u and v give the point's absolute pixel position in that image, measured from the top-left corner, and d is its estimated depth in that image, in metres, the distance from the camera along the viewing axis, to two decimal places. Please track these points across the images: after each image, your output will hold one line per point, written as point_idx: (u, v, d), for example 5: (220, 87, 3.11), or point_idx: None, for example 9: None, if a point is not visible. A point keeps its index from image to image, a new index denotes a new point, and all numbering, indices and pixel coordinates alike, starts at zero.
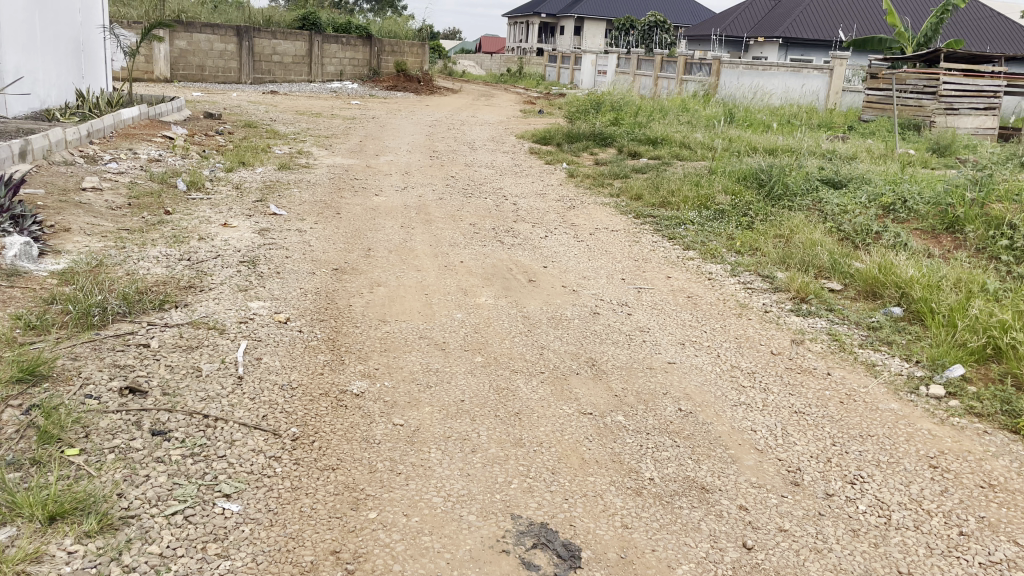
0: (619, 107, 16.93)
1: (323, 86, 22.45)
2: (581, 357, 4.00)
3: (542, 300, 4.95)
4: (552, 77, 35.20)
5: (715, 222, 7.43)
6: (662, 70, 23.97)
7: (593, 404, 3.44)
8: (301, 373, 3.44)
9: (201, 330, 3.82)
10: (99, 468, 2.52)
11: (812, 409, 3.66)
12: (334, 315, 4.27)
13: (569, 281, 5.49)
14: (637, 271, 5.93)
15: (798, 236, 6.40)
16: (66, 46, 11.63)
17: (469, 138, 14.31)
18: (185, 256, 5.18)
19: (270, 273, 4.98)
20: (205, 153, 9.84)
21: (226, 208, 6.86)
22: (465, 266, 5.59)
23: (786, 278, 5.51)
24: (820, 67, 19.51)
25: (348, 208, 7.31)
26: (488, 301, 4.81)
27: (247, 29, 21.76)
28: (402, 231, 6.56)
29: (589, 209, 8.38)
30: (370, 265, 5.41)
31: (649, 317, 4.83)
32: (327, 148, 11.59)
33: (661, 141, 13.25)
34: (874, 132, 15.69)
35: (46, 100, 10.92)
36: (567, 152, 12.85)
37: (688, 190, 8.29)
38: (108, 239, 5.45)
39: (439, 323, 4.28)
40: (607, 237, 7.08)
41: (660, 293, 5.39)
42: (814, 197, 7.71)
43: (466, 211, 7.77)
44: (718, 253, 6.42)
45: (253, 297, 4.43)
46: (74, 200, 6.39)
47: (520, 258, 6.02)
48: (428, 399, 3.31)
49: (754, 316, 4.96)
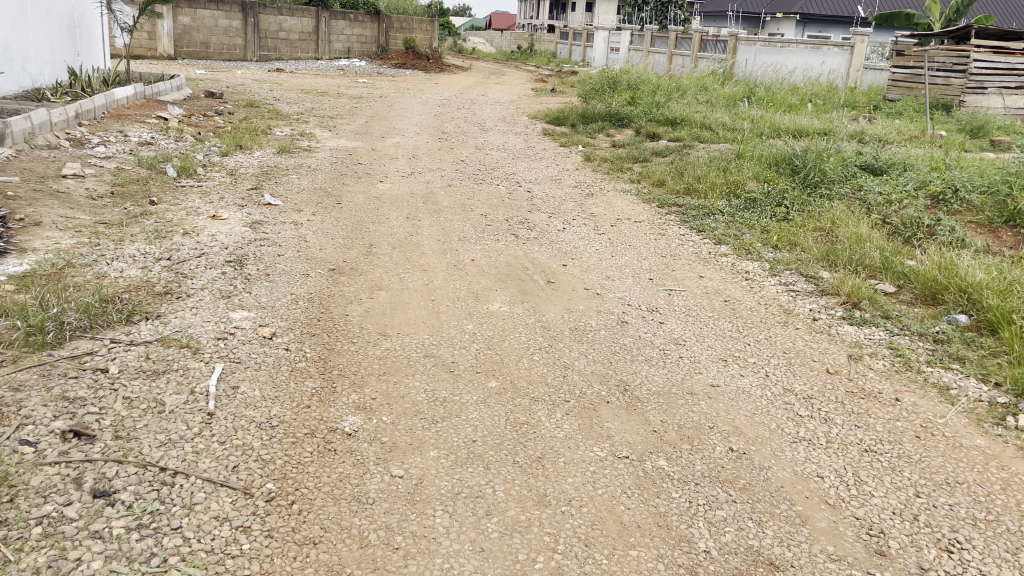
0: (636, 86, 16.25)
1: (329, 64, 21.79)
2: (611, 380, 3.46)
3: (563, 306, 4.41)
4: (563, 54, 34.39)
5: (747, 212, 6.86)
6: (677, 47, 23.24)
7: (629, 445, 2.90)
8: (284, 405, 2.93)
9: (172, 349, 3.30)
10: (19, 549, 2.01)
11: (884, 447, 3.12)
12: (328, 327, 3.74)
13: (591, 282, 4.95)
14: (665, 270, 5.37)
15: (841, 230, 5.82)
16: (60, 22, 11.07)
17: (480, 119, 13.70)
18: (165, 254, 4.65)
19: (259, 275, 4.45)
20: (201, 135, 9.29)
21: (217, 198, 6.32)
22: (476, 265, 5.06)
23: (835, 280, 4.94)
24: (841, 43, 18.67)
25: (350, 197, 6.77)
26: (502, 307, 4.27)
27: (252, 5, 21.11)
28: (407, 223, 6.03)
29: (608, 197, 7.81)
30: (370, 263, 4.88)
31: (683, 327, 4.29)
32: (330, 129, 11.03)
33: (680, 121, 12.61)
34: (903, 111, 14.97)
35: (37, 79, 10.36)
36: (582, 133, 12.25)
37: (714, 177, 7.70)
38: (83, 234, 4.93)
39: (446, 338, 3.75)
40: (630, 229, 6.52)
41: (694, 296, 4.83)
42: (853, 185, 7.12)
43: (477, 199, 7.22)
44: (753, 249, 5.85)
45: (235, 306, 3.90)
46: (51, 189, 5.87)
47: (537, 255, 5.46)
48: (434, 440, 2.78)
49: (801, 325, 4.41)
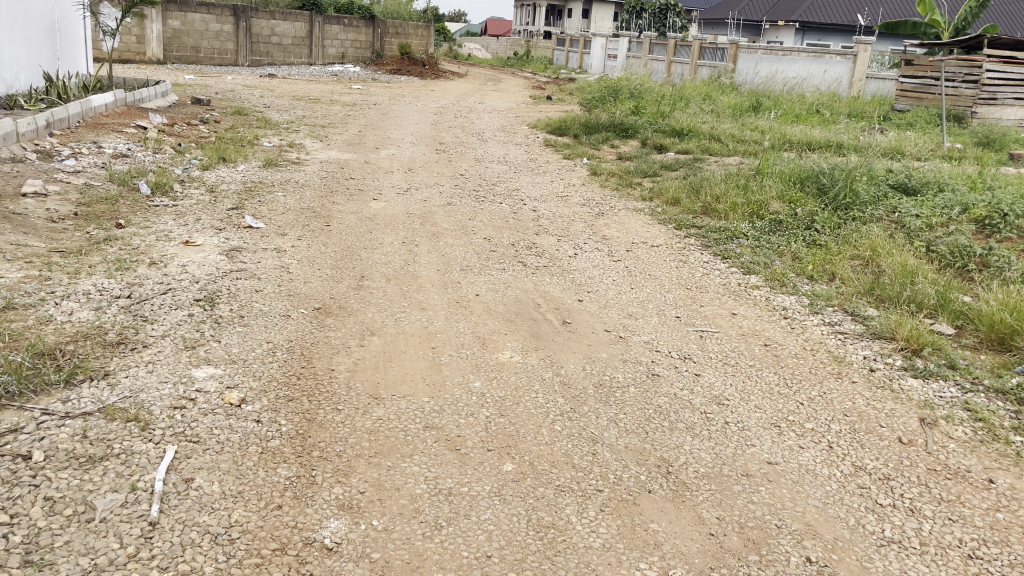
0: (639, 95, 15.71)
1: (323, 69, 21.20)
2: (650, 458, 2.86)
3: (582, 354, 3.83)
4: (559, 61, 33.91)
5: (773, 236, 6.29)
6: (675, 54, 22.84)
7: (683, 558, 2.32)
8: (248, 506, 2.33)
9: (117, 423, 2.69)
10: None
11: (991, 551, 2.53)
12: (308, 388, 3.14)
13: (612, 322, 4.37)
14: (692, 305, 4.78)
15: (885, 261, 5.25)
16: (38, 24, 10.43)
17: (478, 128, 13.14)
18: (125, 291, 4.05)
19: (232, 317, 3.85)
20: (182, 146, 8.68)
21: (193, 219, 5.72)
22: (481, 302, 4.47)
23: (888, 321, 4.36)
24: (843, 51, 18.07)
25: (340, 217, 6.18)
26: (514, 357, 3.68)
27: (245, 9, 20.52)
28: (403, 249, 5.46)
29: (620, 216, 7.25)
30: (361, 301, 4.29)
31: (724, 379, 3.70)
32: (321, 140, 10.43)
33: (687, 132, 12.07)
34: (914, 122, 14.42)
35: (13, 84, 9.69)
36: (586, 144, 11.70)
37: (735, 196, 7.13)
38: (33, 264, 4.31)
39: (450, 402, 3.14)
40: (648, 255, 5.94)
41: (729, 339, 4.25)
42: (887, 208, 6.56)
43: (478, 219, 6.65)
44: (787, 280, 5.28)
45: (201, 360, 3.29)
46: (7, 209, 5.24)
47: (549, 288, 4.88)
48: (439, 557, 2.20)
49: (857, 378, 3.82)
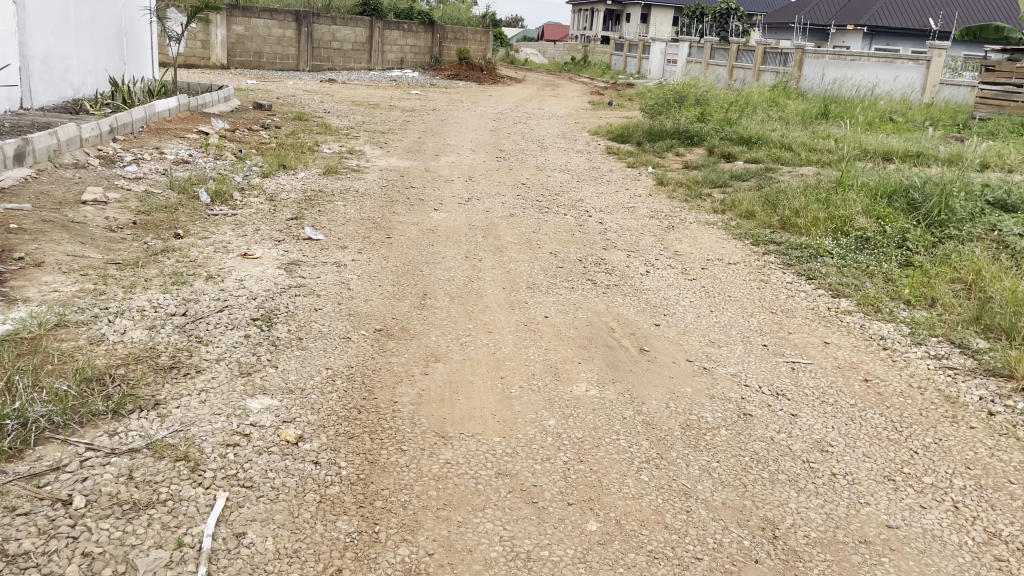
0: (704, 101, 15.22)
1: (382, 75, 21.18)
2: (752, 519, 2.52)
3: (665, 388, 3.49)
4: (617, 65, 33.46)
5: (860, 254, 5.85)
6: (738, 60, 22.26)
7: None
8: (304, 570, 2.07)
9: (166, 463, 2.47)
10: None
11: None
12: (369, 424, 2.88)
13: (693, 350, 4.02)
14: (779, 332, 4.40)
15: (991, 288, 4.78)
16: (105, 30, 10.50)
17: (538, 135, 12.86)
18: (181, 308, 3.86)
19: (290, 339, 3.63)
20: (242, 153, 8.59)
21: (251, 229, 5.56)
22: (551, 325, 4.18)
23: (1003, 357, 3.91)
24: (915, 57, 17.08)
25: (401, 229, 5.97)
26: (590, 391, 3.37)
27: (307, 14, 20.64)
28: (466, 264, 5.20)
29: (692, 229, 6.88)
30: (424, 322, 4.02)
31: (826, 422, 3.33)
32: (381, 146, 10.28)
33: (756, 140, 11.59)
34: (998, 129, 13.60)
35: (80, 89, 9.76)
36: (650, 152, 11.32)
37: (816, 209, 6.69)
38: (89, 277, 4.16)
39: (523, 444, 2.84)
40: (725, 273, 5.57)
41: (825, 372, 3.87)
42: (986, 227, 6.05)
43: (542, 232, 6.36)
44: (881, 304, 4.85)
45: (257, 390, 3.06)
46: (67, 217, 5.14)
47: (623, 310, 4.55)
48: None
49: (976, 424, 3.40)
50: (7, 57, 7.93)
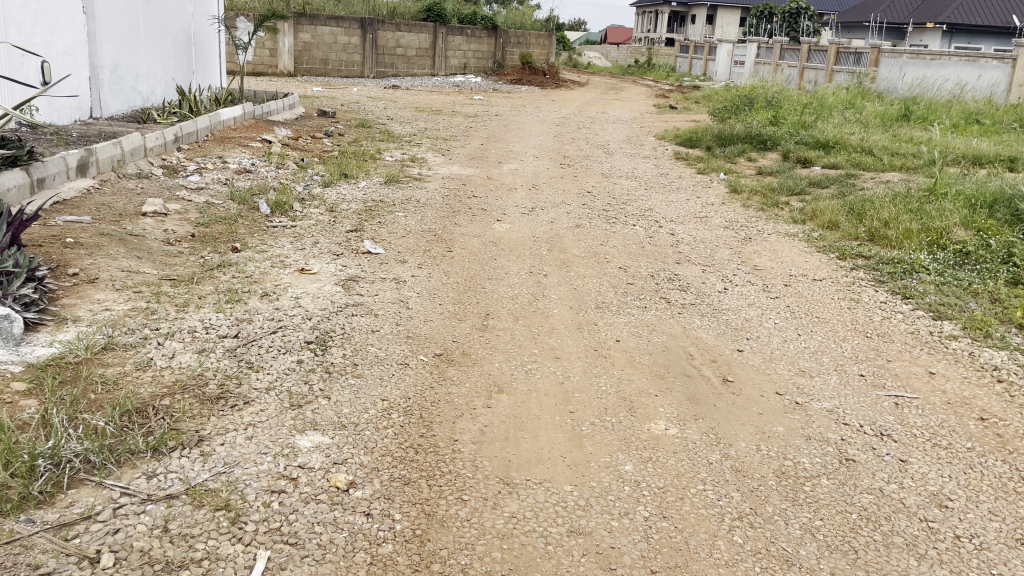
0: (776, 103, 14.62)
1: (445, 80, 21.06)
2: None
3: (754, 427, 3.13)
4: (683, 68, 32.76)
5: (960, 271, 5.35)
6: (810, 60, 21.43)
7: None
8: None
9: (205, 512, 2.25)
10: None
11: None
12: (427, 467, 2.61)
13: (783, 381, 3.64)
14: (877, 361, 3.98)
15: None
16: (173, 39, 10.58)
17: (604, 140, 12.50)
18: (233, 329, 3.67)
19: (345, 364, 3.40)
20: (304, 161, 8.49)
21: (310, 242, 5.39)
22: (623, 350, 3.85)
23: None
24: (1000, 54, 16.07)
25: (462, 241, 5.72)
26: (669, 430, 3.04)
27: (371, 21, 20.68)
28: (530, 280, 4.91)
29: (770, 241, 6.45)
30: (487, 346, 3.75)
31: (942, 470, 2.92)
32: (443, 153, 10.09)
33: (833, 145, 11.01)
34: None
35: (148, 98, 9.84)
36: (721, 158, 10.85)
37: (908, 220, 6.18)
38: (142, 294, 4.01)
39: (599, 495, 2.54)
40: (811, 291, 5.15)
41: (934, 409, 3.45)
42: None
43: (610, 244, 6.03)
44: (990, 329, 4.37)
45: (306, 426, 2.82)
46: (125, 230, 5.04)
47: (701, 333, 4.19)
48: None
49: None
50: (77, 68, 7.99)
